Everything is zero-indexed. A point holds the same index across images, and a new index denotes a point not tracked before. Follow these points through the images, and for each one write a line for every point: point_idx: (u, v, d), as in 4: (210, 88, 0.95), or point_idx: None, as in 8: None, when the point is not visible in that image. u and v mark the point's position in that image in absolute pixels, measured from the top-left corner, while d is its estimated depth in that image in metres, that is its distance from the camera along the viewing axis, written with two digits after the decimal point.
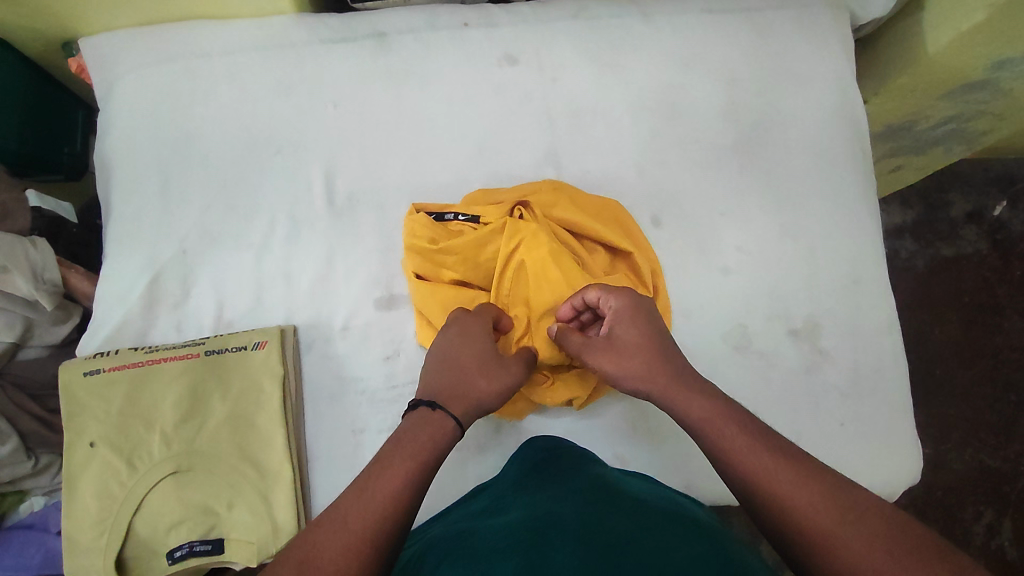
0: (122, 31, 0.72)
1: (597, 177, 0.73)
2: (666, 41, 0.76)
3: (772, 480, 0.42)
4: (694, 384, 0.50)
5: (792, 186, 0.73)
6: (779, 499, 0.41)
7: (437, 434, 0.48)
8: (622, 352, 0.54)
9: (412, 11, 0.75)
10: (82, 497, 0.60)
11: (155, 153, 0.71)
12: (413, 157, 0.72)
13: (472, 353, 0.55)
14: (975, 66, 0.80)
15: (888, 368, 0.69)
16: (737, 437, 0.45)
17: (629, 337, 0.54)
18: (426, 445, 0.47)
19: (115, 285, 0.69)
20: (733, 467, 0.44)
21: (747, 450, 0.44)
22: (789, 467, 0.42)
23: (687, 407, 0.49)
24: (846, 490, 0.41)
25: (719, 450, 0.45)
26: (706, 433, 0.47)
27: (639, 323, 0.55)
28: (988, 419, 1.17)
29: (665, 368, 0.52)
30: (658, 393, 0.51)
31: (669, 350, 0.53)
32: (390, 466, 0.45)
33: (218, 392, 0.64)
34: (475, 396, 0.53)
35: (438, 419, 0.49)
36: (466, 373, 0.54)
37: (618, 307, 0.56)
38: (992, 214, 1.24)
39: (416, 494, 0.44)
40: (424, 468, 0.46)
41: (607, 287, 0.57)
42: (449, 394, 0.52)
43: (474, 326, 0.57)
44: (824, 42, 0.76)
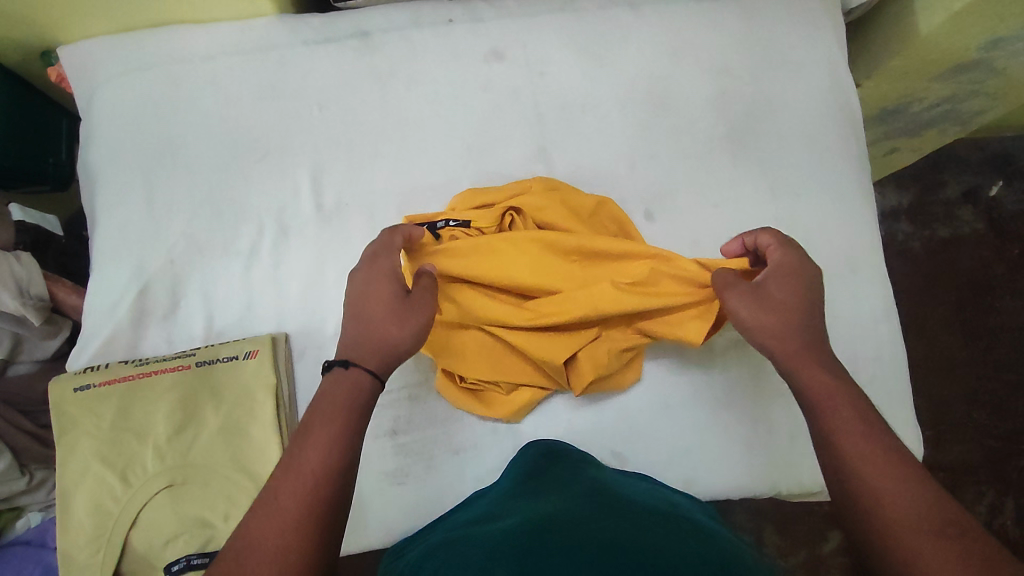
0: (101, 38, 0.71)
1: (588, 171, 0.72)
2: (654, 31, 0.75)
3: (863, 467, 0.42)
4: (819, 356, 0.50)
5: (786, 175, 0.72)
6: (866, 484, 0.41)
7: (356, 393, 0.48)
8: (766, 303, 0.53)
9: (396, 9, 0.74)
10: (75, 513, 0.59)
11: (139, 162, 0.70)
12: (401, 158, 0.71)
13: (378, 304, 0.53)
14: (967, 45, 0.79)
15: (887, 357, 0.69)
16: (847, 420, 0.45)
17: (779, 293, 0.54)
18: (343, 406, 0.46)
19: (101, 297, 0.67)
20: (831, 441, 0.44)
21: (850, 434, 0.44)
22: (894, 471, 0.41)
23: (807, 375, 0.49)
24: (938, 504, 0.39)
25: (825, 426, 0.45)
26: (816, 402, 0.47)
27: (797, 283, 0.54)
28: (988, 399, 1.16)
29: (801, 331, 0.52)
30: (782, 356, 0.51)
31: (810, 317, 0.53)
32: (319, 434, 0.44)
33: (212, 403, 0.63)
34: (388, 345, 0.51)
35: (354, 379, 0.48)
36: (375, 323, 0.52)
37: (785, 260, 0.56)
38: (988, 193, 1.23)
39: (344, 464, 0.44)
40: (351, 431, 0.45)
41: (785, 241, 0.57)
42: (364, 348, 0.50)
43: (378, 267, 0.55)
44: (815, 26, 0.75)
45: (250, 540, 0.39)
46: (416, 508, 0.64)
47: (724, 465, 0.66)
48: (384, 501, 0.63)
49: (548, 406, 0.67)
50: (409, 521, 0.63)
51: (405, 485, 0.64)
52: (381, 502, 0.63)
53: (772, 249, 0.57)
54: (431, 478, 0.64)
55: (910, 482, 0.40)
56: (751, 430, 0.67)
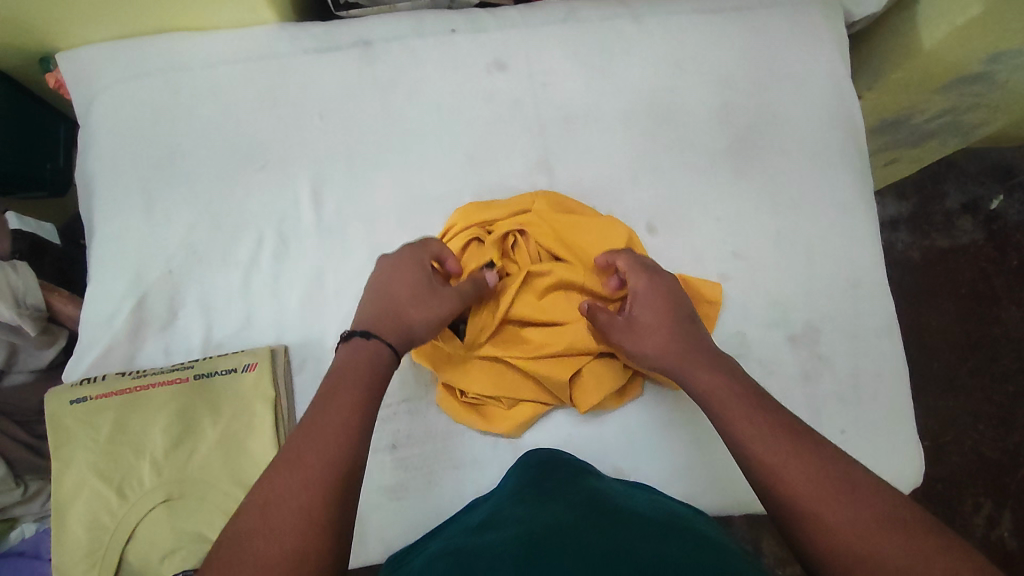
0: (101, 45, 0.70)
1: (590, 184, 0.72)
2: (657, 43, 0.74)
3: (765, 448, 0.45)
4: (703, 360, 0.54)
5: (789, 190, 0.72)
6: (797, 488, 0.42)
7: (373, 366, 0.50)
8: (645, 333, 0.58)
9: (398, 19, 0.73)
10: (71, 528, 0.59)
11: (138, 171, 0.70)
12: (402, 169, 0.71)
13: (406, 285, 0.56)
14: (969, 59, 0.79)
15: (890, 373, 0.68)
16: (753, 421, 0.47)
17: (648, 317, 0.58)
18: (364, 376, 0.48)
19: (98, 308, 0.67)
20: (744, 450, 0.46)
21: (760, 435, 0.45)
22: (792, 446, 0.44)
23: (703, 378, 0.52)
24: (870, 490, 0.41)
25: (734, 435, 0.47)
26: (720, 413, 0.49)
27: (659, 304, 0.59)
28: (986, 410, 1.16)
29: (676, 344, 0.56)
30: (677, 370, 0.55)
31: (685, 327, 0.57)
32: (337, 403, 0.46)
33: (210, 417, 0.62)
34: (407, 325, 0.54)
35: (372, 351, 0.51)
36: (402, 302, 0.55)
37: (643, 286, 0.60)
38: (988, 204, 1.23)
39: (361, 428, 0.45)
40: (367, 399, 0.47)
41: (637, 265, 0.61)
42: (385, 325, 0.53)
43: (411, 257, 0.58)
44: (818, 39, 0.75)
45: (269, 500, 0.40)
46: (415, 523, 0.63)
47: (725, 480, 0.65)
48: (383, 516, 0.63)
49: (548, 420, 0.66)
50: (408, 536, 0.63)
51: (404, 499, 0.63)
52: (380, 517, 0.63)
53: (628, 275, 0.61)
54: (431, 493, 0.64)
55: (828, 468, 0.43)
56: None
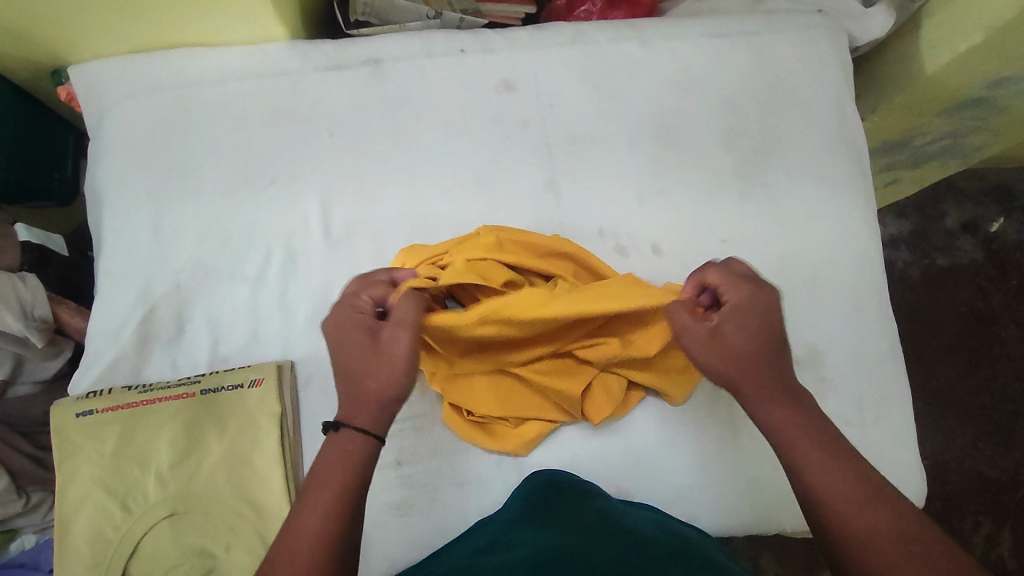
0: (113, 59, 0.71)
1: (597, 203, 0.72)
2: (664, 65, 0.75)
3: (807, 459, 0.47)
4: (785, 396, 0.50)
5: (793, 212, 0.73)
6: (843, 522, 0.44)
7: (349, 457, 0.48)
8: (723, 350, 0.51)
9: (408, 37, 0.74)
10: (74, 541, 0.59)
11: (148, 185, 0.70)
12: (410, 185, 0.71)
13: (359, 352, 0.51)
14: (971, 85, 0.80)
15: (892, 396, 0.69)
16: (809, 450, 0.47)
17: (736, 337, 0.51)
18: (340, 470, 0.47)
19: (106, 321, 0.67)
20: (799, 479, 0.47)
21: (816, 464, 0.47)
22: (832, 460, 0.47)
23: (764, 413, 0.50)
24: (906, 523, 0.43)
25: (792, 463, 0.48)
26: (779, 441, 0.49)
27: (754, 326, 0.51)
28: (986, 429, 1.17)
29: (762, 369, 0.50)
30: (749, 397, 0.51)
31: (771, 354, 0.51)
32: (313, 506, 0.46)
33: (215, 431, 0.62)
34: (373, 398, 0.50)
35: (347, 441, 0.49)
36: (361, 376, 0.51)
37: (739, 302, 0.52)
38: (987, 225, 1.24)
39: (336, 533, 0.45)
40: (341, 501, 0.46)
41: (739, 281, 0.53)
42: (352, 407, 0.50)
43: (345, 317, 0.54)
44: (823, 63, 0.76)
45: None
46: (419, 539, 0.63)
47: (727, 500, 0.66)
48: (387, 532, 0.63)
49: (553, 439, 0.67)
50: (412, 553, 0.63)
51: (408, 516, 0.63)
52: (385, 533, 0.63)
53: (726, 289, 0.53)
54: (435, 510, 0.64)
55: (875, 503, 0.44)
56: (756, 467, 0.67)
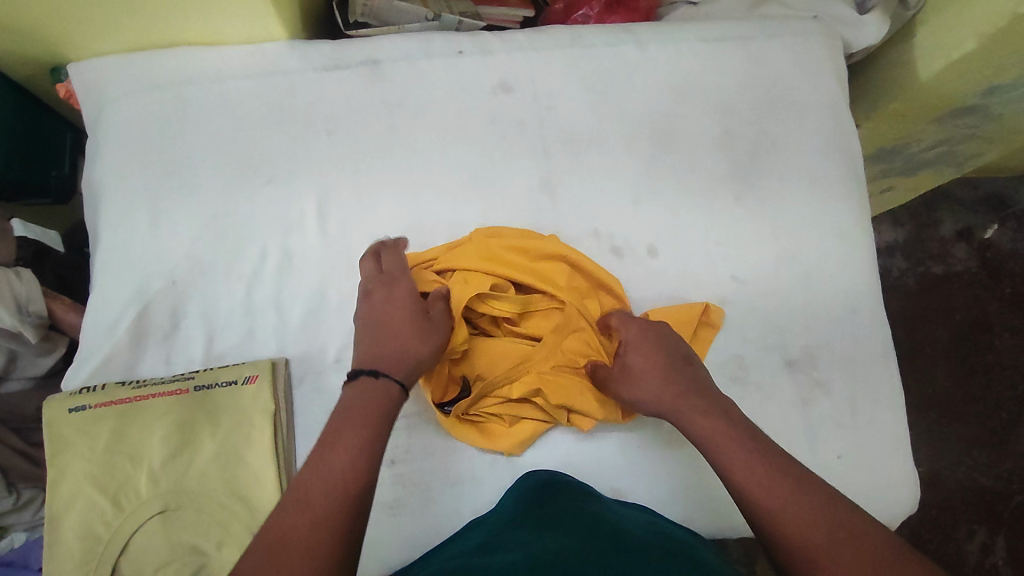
0: (112, 57, 0.71)
1: (593, 204, 0.72)
2: (660, 69, 0.76)
3: (728, 458, 0.49)
4: (703, 406, 0.54)
5: (788, 215, 0.73)
6: (774, 514, 0.44)
7: (382, 404, 0.50)
8: (639, 380, 0.59)
9: (406, 39, 0.75)
10: (64, 538, 0.58)
11: (144, 182, 0.70)
12: (407, 185, 0.71)
13: (399, 317, 0.57)
14: (965, 92, 0.80)
15: (886, 400, 0.69)
16: (729, 449, 0.49)
17: (639, 363, 0.60)
18: (373, 412, 0.49)
19: (101, 316, 0.67)
20: (730, 479, 0.48)
21: (739, 462, 0.48)
22: (751, 456, 0.48)
23: (694, 423, 0.53)
24: (831, 507, 0.44)
25: (718, 464, 0.49)
26: (707, 447, 0.51)
27: (653, 352, 0.60)
28: (980, 437, 1.17)
29: (679, 387, 0.56)
30: (673, 413, 0.55)
31: (683, 372, 0.58)
32: (348, 438, 0.46)
33: (208, 428, 0.62)
34: (412, 357, 0.55)
35: (382, 388, 0.51)
36: (399, 335, 0.56)
37: (637, 335, 0.62)
38: (982, 233, 1.25)
39: (372, 462, 0.45)
40: (376, 436, 0.47)
41: (633, 319, 0.63)
42: (390, 360, 0.54)
43: (398, 289, 0.60)
44: (818, 69, 0.77)
45: (280, 534, 0.40)
46: (412, 539, 0.63)
47: (721, 502, 0.66)
48: (380, 531, 0.63)
49: (547, 439, 0.67)
50: (404, 552, 0.62)
51: (402, 516, 0.63)
52: (378, 532, 0.63)
53: (624, 325, 0.63)
54: (429, 509, 0.63)
55: (798, 493, 0.45)
56: None
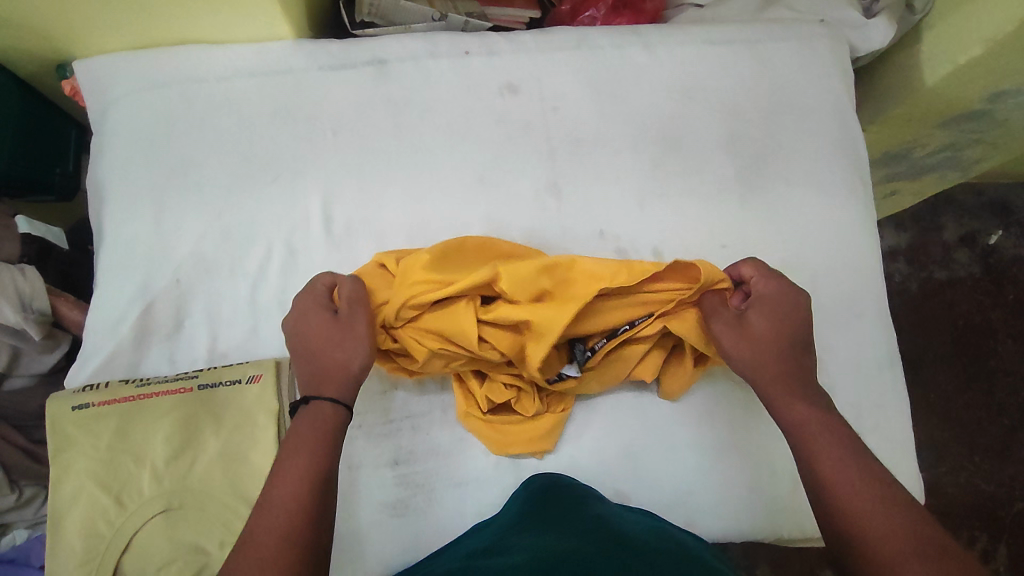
0: (118, 54, 0.71)
1: (599, 207, 0.72)
2: (667, 72, 0.76)
3: (820, 452, 0.49)
4: (803, 393, 0.54)
5: (794, 219, 0.73)
6: (854, 517, 0.45)
7: (324, 428, 0.50)
8: (748, 337, 0.56)
9: (413, 39, 0.74)
10: (66, 536, 0.58)
11: (149, 179, 0.70)
12: (413, 186, 0.71)
13: (315, 333, 0.55)
14: (970, 97, 0.80)
15: (890, 405, 0.69)
16: (827, 447, 0.49)
17: (759, 322, 0.57)
18: (317, 438, 0.49)
19: (105, 314, 0.67)
20: (815, 472, 0.49)
21: (832, 461, 0.48)
22: (850, 463, 0.48)
23: (790, 409, 0.53)
24: (915, 523, 0.43)
25: (805, 454, 0.50)
26: (800, 437, 0.51)
27: (778, 314, 0.57)
28: (982, 442, 1.17)
29: (781, 361, 0.55)
30: (765, 387, 0.55)
31: (792, 346, 0.56)
32: (290, 474, 0.46)
33: (212, 427, 0.62)
34: (339, 369, 0.53)
35: (322, 412, 0.51)
36: (319, 353, 0.54)
37: (768, 293, 0.58)
38: (985, 238, 1.25)
39: (316, 493, 0.46)
40: (318, 464, 0.47)
41: (769, 274, 0.59)
42: (319, 381, 0.53)
43: (306, 300, 0.57)
44: (824, 73, 0.77)
45: None
46: (414, 541, 0.63)
47: (725, 506, 0.66)
48: (382, 532, 0.62)
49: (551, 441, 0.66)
50: (406, 554, 0.62)
51: (404, 517, 0.63)
52: (381, 533, 0.62)
53: (756, 280, 0.59)
54: (431, 510, 0.63)
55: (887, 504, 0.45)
56: (753, 473, 0.67)
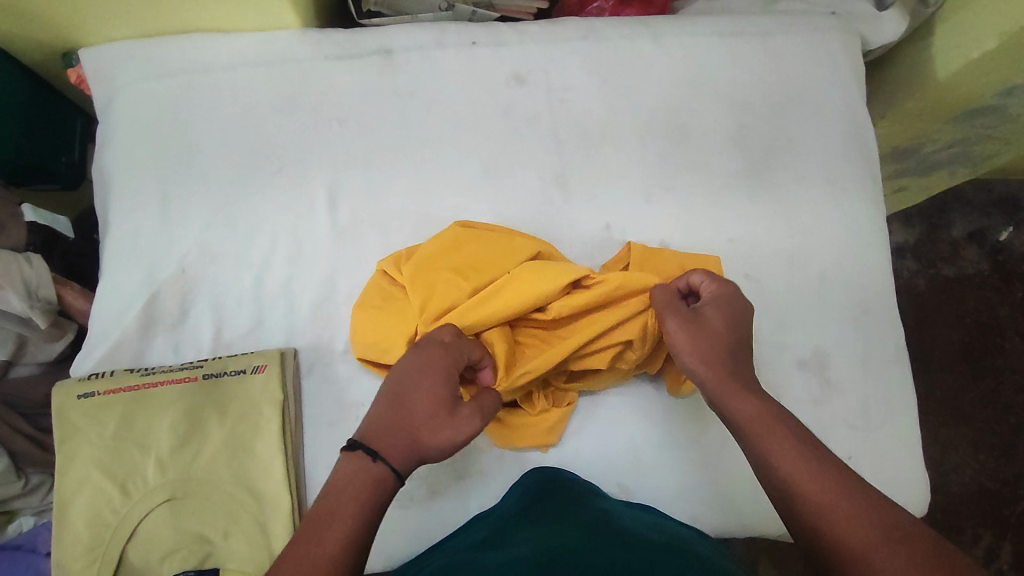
0: (124, 42, 0.71)
1: (605, 200, 0.72)
2: (676, 63, 0.75)
3: (778, 454, 0.47)
4: (747, 387, 0.52)
5: (803, 214, 0.72)
6: (823, 515, 0.43)
7: (377, 487, 0.46)
8: (702, 332, 0.55)
9: (420, 29, 0.74)
10: (72, 524, 0.58)
11: (154, 168, 0.70)
12: (418, 177, 0.71)
13: (415, 397, 0.50)
14: (982, 92, 0.79)
15: (897, 403, 0.68)
16: (779, 437, 0.48)
17: (714, 320, 0.55)
18: (368, 491, 0.45)
19: (110, 303, 0.67)
20: (774, 467, 0.46)
21: (788, 454, 0.46)
22: (814, 464, 0.45)
23: (740, 406, 0.51)
24: (880, 510, 0.42)
25: (760, 447, 0.48)
26: (750, 431, 0.49)
27: (732, 315, 0.56)
28: (987, 440, 1.16)
29: (727, 363, 0.54)
30: (713, 387, 0.53)
31: (738, 347, 0.55)
32: (332, 516, 0.43)
33: (216, 417, 0.62)
34: (415, 449, 0.48)
35: (378, 471, 0.46)
36: (415, 421, 0.49)
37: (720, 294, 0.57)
38: (994, 235, 1.24)
39: (351, 550, 0.42)
40: (362, 516, 0.44)
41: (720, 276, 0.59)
42: (394, 447, 0.48)
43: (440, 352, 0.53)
44: (835, 67, 0.76)
45: None
46: (417, 533, 0.63)
47: (730, 502, 0.65)
48: (386, 524, 0.62)
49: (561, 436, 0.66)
50: (410, 545, 0.62)
51: (408, 509, 0.63)
52: (384, 524, 0.62)
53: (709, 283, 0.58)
54: (434, 503, 0.63)
55: (853, 494, 0.43)
56: None
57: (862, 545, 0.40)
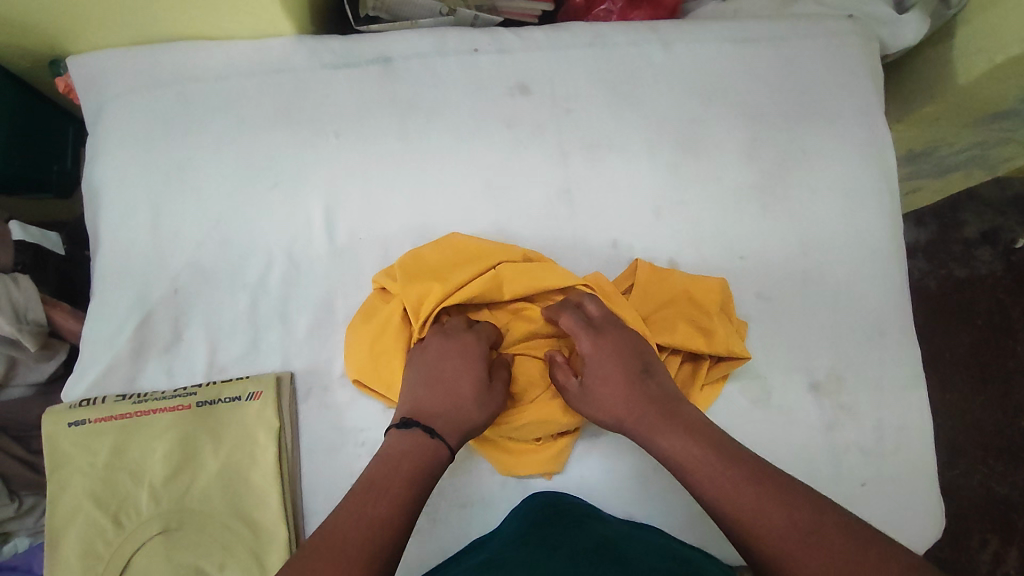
0: (112, 51, 0.68)
1: (612, 215, 0.69)
2: (687, 71, 0.72)
3: (699, 476, 0.48)
4: (664, 413, 0.53)
5: (817, 230, 0.70)
6: (749, 529, 0.44)
7: (429, 456, 0.50)
8: (597, 401, 0.56)
9: (420, 35, 0.71)
10: (63, 555, 0.57)
11: (146, 184, 0.68)
12: (418, 191, 0.68)
13: (459, 377, 0.55)
14: (1004, 97, 0.76)
15: (913, 425, 0.66)
16: (700, 459, 0.48)
17: (603, 390, 0.55)
18: (422, 457, 0.49)
19: (102, 326, 0.65)
20: (701, 494, 0.47)
21: (711, 473, 0.47)
22: (728, 474, 0.46)
23: (666, 440, 0.51)
24: (795, 504, 0.43)
25: (688, 477, 0.49)
26: (676, 461, 0.50)
27: (609, 373, 0.55)
28: (998, 446, 1.14)
29: (638, 404, 0.54)
30: (636, 427, 0.54)
31: (645, 382, 0.55)
32: (385, 483, 0.47)
33: (211, 446, 0.60)
34: (467, 421, 0.54)
35: (429, 443, 0.51)
36: (462, 397, 0.54)
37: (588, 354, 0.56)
38: (1010, 237, 1.20)
39: (407, 514, 0.46)
40: (416, 481, 0.48)
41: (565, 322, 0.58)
42: (446, 423, 0.53)
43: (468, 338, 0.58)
44: (853, 73, 0.73)
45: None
46: (417, 562, 0.61)
47: None
48: None
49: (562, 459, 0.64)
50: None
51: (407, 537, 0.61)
52: None
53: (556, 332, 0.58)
54: (435, 531, 0.62)
55: (766, 498, 0.44)
56: None
57: (764, 524, 0.43)
